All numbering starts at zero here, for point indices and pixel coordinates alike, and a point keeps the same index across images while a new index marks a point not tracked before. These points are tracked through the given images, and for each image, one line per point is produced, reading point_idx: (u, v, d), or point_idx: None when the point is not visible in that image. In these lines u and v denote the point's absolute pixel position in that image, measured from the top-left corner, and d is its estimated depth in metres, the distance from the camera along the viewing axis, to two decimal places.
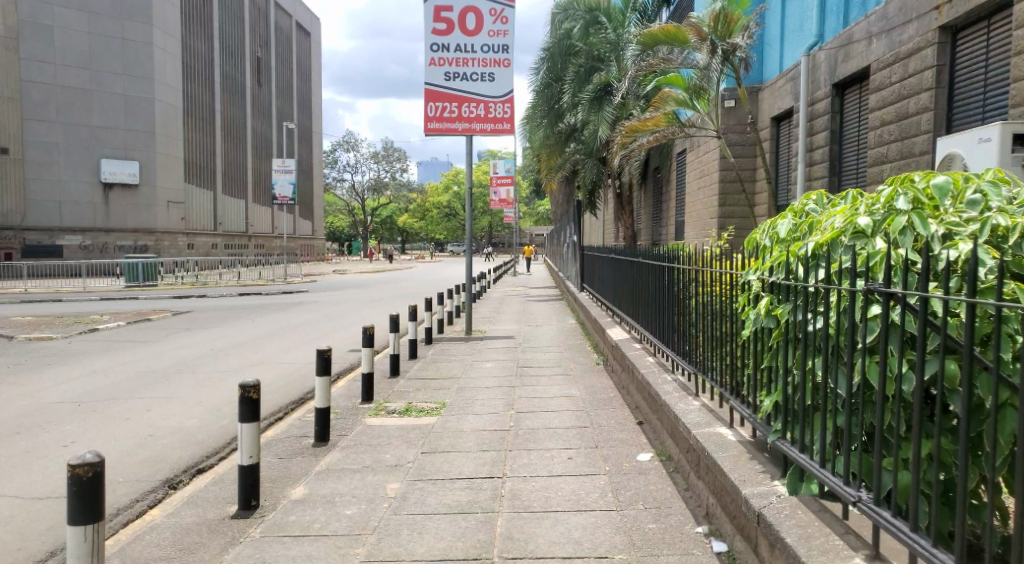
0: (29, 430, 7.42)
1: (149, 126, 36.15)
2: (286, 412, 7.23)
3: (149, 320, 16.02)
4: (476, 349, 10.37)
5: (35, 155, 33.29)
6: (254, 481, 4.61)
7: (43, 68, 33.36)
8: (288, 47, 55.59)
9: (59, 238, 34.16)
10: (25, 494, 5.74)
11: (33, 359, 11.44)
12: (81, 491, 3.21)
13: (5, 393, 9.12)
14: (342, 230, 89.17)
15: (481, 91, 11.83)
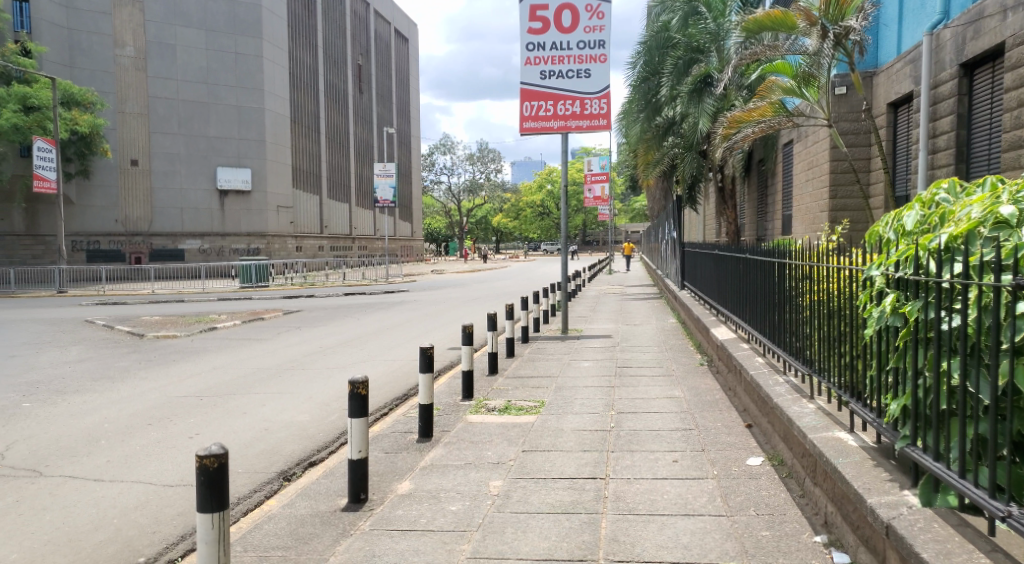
0: (158, 422, 7.94)
1: (260, 135, 37.95)
2: (390, 408, 7.41)
3: (262, 319, 16.83)
4: (574, 348, 10.32)
5: (160, 165, 35.70)
6: (363, 475, 4.74)
7: (167, 84, 35.78)
8: (388, 54, 57.20)
9: (181, 242, 36.33)
10: (159, 481, 6.14)
11: (161, 356, 12.25)
12: (208, 481, 3.38)
13: (138, 387, 9.80)
14: (438, 232, 90.97)
15: (577, 88, 11.76)
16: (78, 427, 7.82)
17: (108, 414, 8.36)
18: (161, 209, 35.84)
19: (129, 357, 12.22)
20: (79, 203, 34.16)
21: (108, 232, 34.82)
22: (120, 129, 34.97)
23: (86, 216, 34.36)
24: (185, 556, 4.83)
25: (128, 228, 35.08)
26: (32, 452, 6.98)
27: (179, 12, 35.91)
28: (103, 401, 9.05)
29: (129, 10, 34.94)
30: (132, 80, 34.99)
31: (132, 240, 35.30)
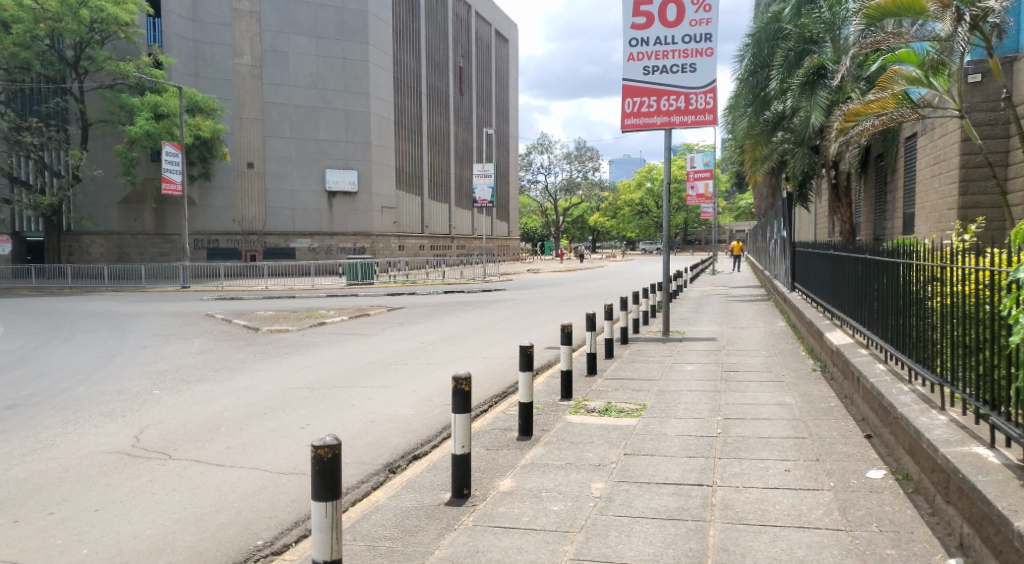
0: (273, 411, 8.33)
1: (366, 138, 39.24)
2: (490, 406, 7.46)
3: (367, 315, 17.36)
4: (676, 350, 10.09)
5: (273, 168, 37.48)
6: (466, 471, 4.78)
7: (281, 90, 37.51)
8: (488, 54, 57.83)
9: (292, 241, 38.02)
10: (274, 468, 6.44)
11: (274, 349, 12.83)
12: (322, 470, 3.49)
13: (254, 378, 10.32)
14: (535, 231, 91.16)
15: (681, 83, 11.49)
16: (202, 414, 8.31)
17: (227, 403, 8.84)
18: (274, 210, 37.62)
19: (245, 350, 12.88)
20: (201, 204, 36.40)
21: (226, 231, 36.82)
22: (238, 133, 36.90)
23: (206, 216, 36.51)
24: (299, 541, 5.03)
25: (244, 228, 36.98)
26: (161, 436, 7.47)
27: (292, 20, 37.62)
28: (223, 390, 9.59)
29: (246, 21, 36.86)
30: (249, 87, 36.88)
31: (247, 240, 37.18)
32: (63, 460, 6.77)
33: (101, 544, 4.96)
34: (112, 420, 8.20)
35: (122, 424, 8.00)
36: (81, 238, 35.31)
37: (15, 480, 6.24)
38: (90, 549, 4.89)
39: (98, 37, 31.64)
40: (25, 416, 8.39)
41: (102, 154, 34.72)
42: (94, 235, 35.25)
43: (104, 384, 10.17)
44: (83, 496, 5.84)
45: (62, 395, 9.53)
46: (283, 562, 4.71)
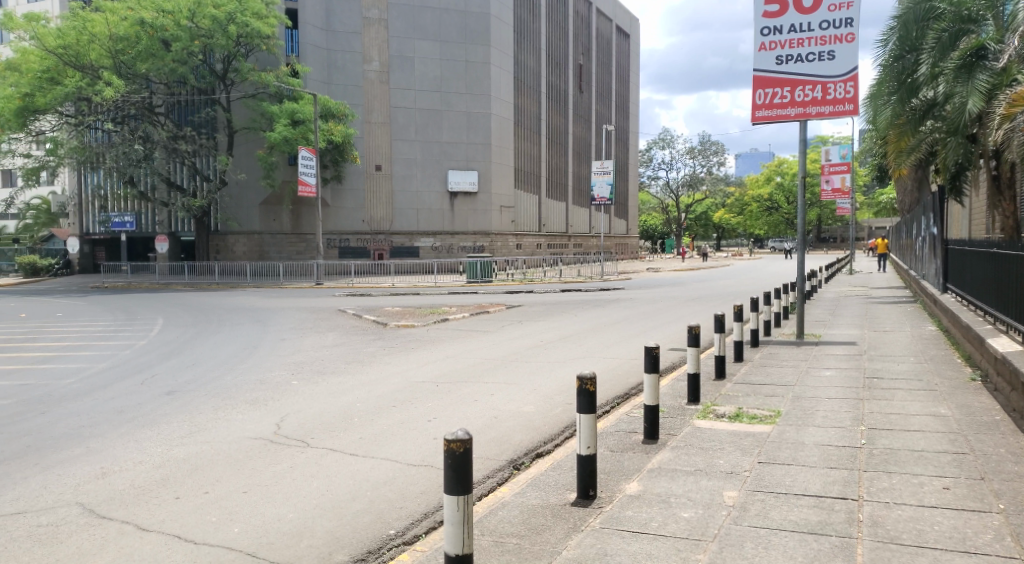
0: (401, 404, 8.58)
1: (487, 138, 40.03)
2: (613, 407, 7.34)
3: (488, 312, 17.61)
4: (812, 355, 9.55)
5: (400, 170, 38.81)
6: (592, 472, 4.71)
7: (407, 94, 38.77)
8: (608, 51, 57.28)
9: (416, 240, 39.24)
10: (404, 459, 6.63)
11: (401, 344, 13.23)
12: (454, 464, 3.56)
13: (382, 371, 10.69)
14: (655, 228, 89.47)
15: (818, 72, 10.89)
16: (336, 405, 8.70)
17: (359, 395, 9.20)
18: (400, 210, 38.96)
19: (374, 344, 13.39)
20: (334, 205, 38.09)
21: (356, 231, 38.37)
22: (367, 138, 38.41)
23: (339, 217, 38.18)
24: (429, 532, 5.15)
25: (372, 227, 38.46)
26: (300, 424, 7.87)
27: (417, 26, 38.84)
28: (355, 382, 10.00)
29: (375, 28, 38.27)
30: (377, 93, 38.32)
31: (375, 239, 38.64)
32: (214, 443, 7.28)
33: (250, 524, 5.28)
34: (255, 408, 8.73)
35: (265, 412, 8.49)
36: (227, 237, 38.02)
37: (174, 461, 6.76)
38: (239, 528, 5.22)
39: (243, 50, 33.90)
40: (181, 402, 9.10)
41: (245, 159, 37.20)
42: (238, 235, 37.84)
43: (249, 373, 10.88)
44: (232, 478, 6.23)
45: (212, 383, 10.27)
46: (414, 552, 4.82)
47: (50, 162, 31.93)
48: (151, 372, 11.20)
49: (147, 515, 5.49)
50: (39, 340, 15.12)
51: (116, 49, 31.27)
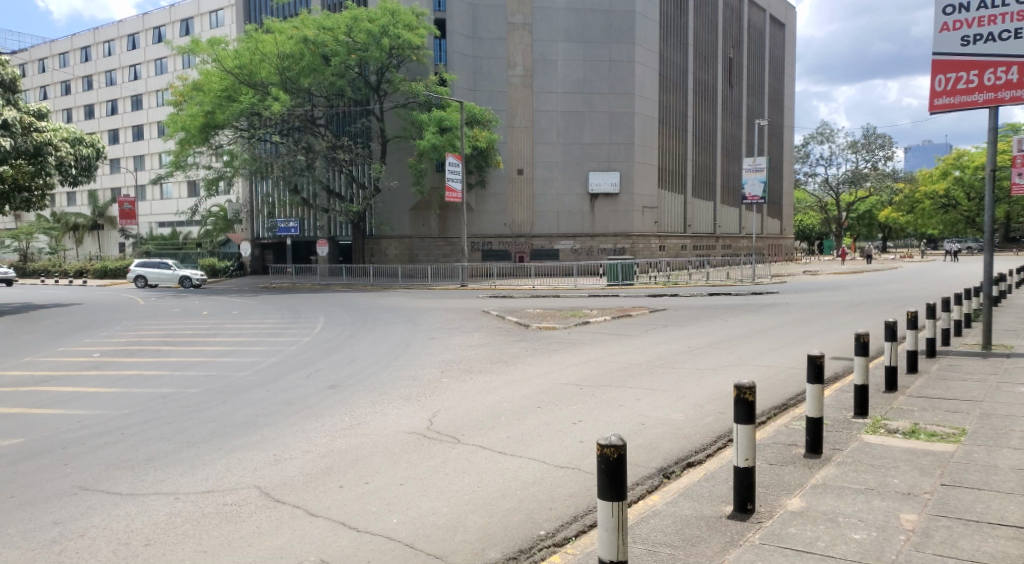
0: (547, 405, 8.64)
1: (629, 138, 39.54)
2: (770, 417, 6.99)
3: (631, 316, 17.34)
4: (1000, 368, 8.62)
5: (541, 173, 39.21)
6: (750, 485, 4.51)
7: (549, 97, 39.11)
8: (761, 42, 54.86)
9: (557, 243, 39.46)
10: (552, 461, 6.65)
11: (544, 345, 13.32)
12: (608, 469, 3.70)
13: (528, 372, 10.82)
14: (812, 228, 84.47)
15: (1012, 51, 9.82)
16: (484, 403, 8.89)
17: (505, 394, 9.37)
18: (541, 213, 39.33)
19: (519, 345, 13.58)
20: (478, 210, 39.03)
21: (499, 234, 39.18)
22: (510, 142, 39.10)
23: (483, 220, 39.10)
24: (579, 536, 5.14)
25: (514, 231, 39.13)
26: (451, 421, 8.11)
27: (561, 28, 39.07)
28: (501, 382, 10.18)
29: (520, 33, 38.87)
30: (520, 97, 38.92)
31: (516, 242, 39.23)
32: (372, 436, 7.65)
33: (407, 516, 5.49)
34: (409, 403, 9.11)
35: (418, 407, 8.84)
36: (380, 241, 40.02)
37: (338, 450, 7.19)
38: (398, 519, 5.45)
39: (395, 62, 35.64)
40: (341, 396, 9.66)
41: (397, 166, 39.08)
42: (390, 238, 39.75)
43: (402, 370, 11.37)
44: (390, 470, 6.53)
45: (369, 378, 10.84)
46: (565, 554, 4.85)
47: (227, 173, 34.90)
48: (314, 366, 11.99)
49: (315, 501, 5.86)
50: (219, 335, 16.63)
51: (283, 66, 33.92)
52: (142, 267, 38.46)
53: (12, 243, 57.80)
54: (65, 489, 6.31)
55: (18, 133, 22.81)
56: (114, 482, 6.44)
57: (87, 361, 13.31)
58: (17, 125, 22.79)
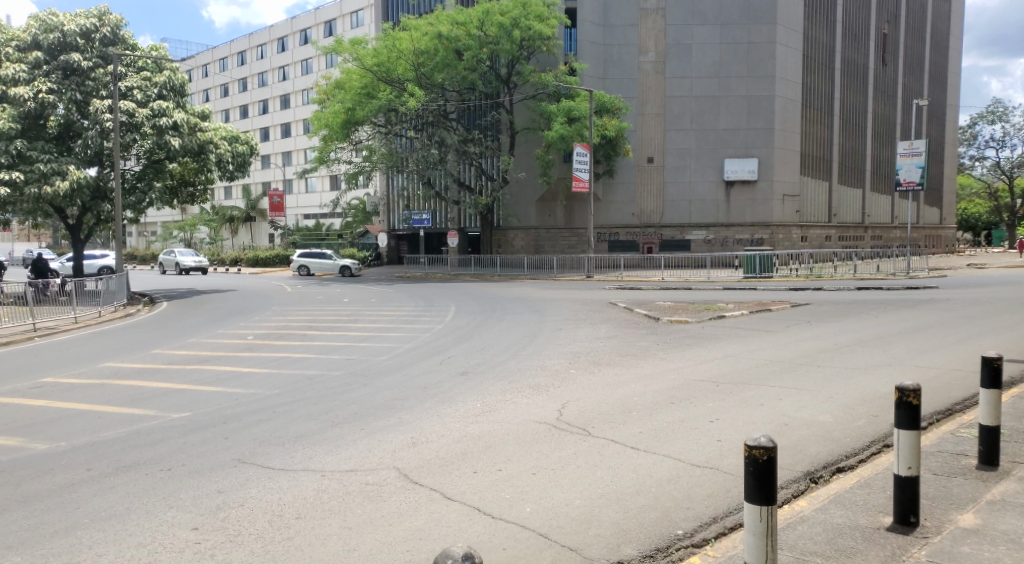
0: (680, 402, 8.38)
1: (769, 123, 37.78)
2: (933, 423, 6.43)
3: (771, 310, 16.54)
4: None
5: (672, 161, 38.20)
6: (913, 495, 4.15)
7: (683, 83, 37.99)
8: (920, 16, 50.73)
9: (688, 233, 38.43)
10: (687, 459, 6.44)
11: (677, 339, 12.97)
12: (757, 471, 3.54)
13: (659, 366, 10.57)
14: (978, 218, 77.12)
15: None
16: (614, 397, 8.77)
17: (636, 388, 9.19)
18: (672, 202, 38.38)
19: (650, 338, 13.31)
20: (605, 200, 38.70)
21: (627, 225, 38.69)
22: (640, 130, 38.37)
23: (610, 210, 38.73)
24: (719, 538, 4.94)
25: (643, 221, 38.47)
26: (581, 412, 8.06)
27: (697, 11, 37.81)
28: (631, 376, 10.00)
29: (653, 19, 38.07)
30: (652, 84, 38.11)
31: (646, 232, 38.56)
32: (504, 423, 7.72)
33: (541, 505, 5.50)
34: (538, 392, 9.14)
35: (547, 397, 8.85)
36: (507, 232, 40.66)
37: (471, 436, 7.31)
38: (531, 509, 5.45)
39: (525, 53, 35.90)
40: (472, 382, 9.84)
41: (525, 158, 39.42)
42: (518, 230, 40.25)
43: (531, 360, 11.44)
44: (522, 458, 6.56)
45: (499, 366, 10.99)
46: (705, 556, 4.68)
47: (365, 168, 36.29)
48: (447, 353, 12.28)
49: (451, 485, 5.97)
50: (357, 321, 17.45)
51: (419, 62, 34.93)
52: (304, 257, 40.61)
53: (178, 234, 63.39)
54: (226, 461, 6.79)
55: (186, 133, 24.86)
56: (268, 457, 6.87)
57: (243, 343, 14.36)
58: (185, 126, 24.85)
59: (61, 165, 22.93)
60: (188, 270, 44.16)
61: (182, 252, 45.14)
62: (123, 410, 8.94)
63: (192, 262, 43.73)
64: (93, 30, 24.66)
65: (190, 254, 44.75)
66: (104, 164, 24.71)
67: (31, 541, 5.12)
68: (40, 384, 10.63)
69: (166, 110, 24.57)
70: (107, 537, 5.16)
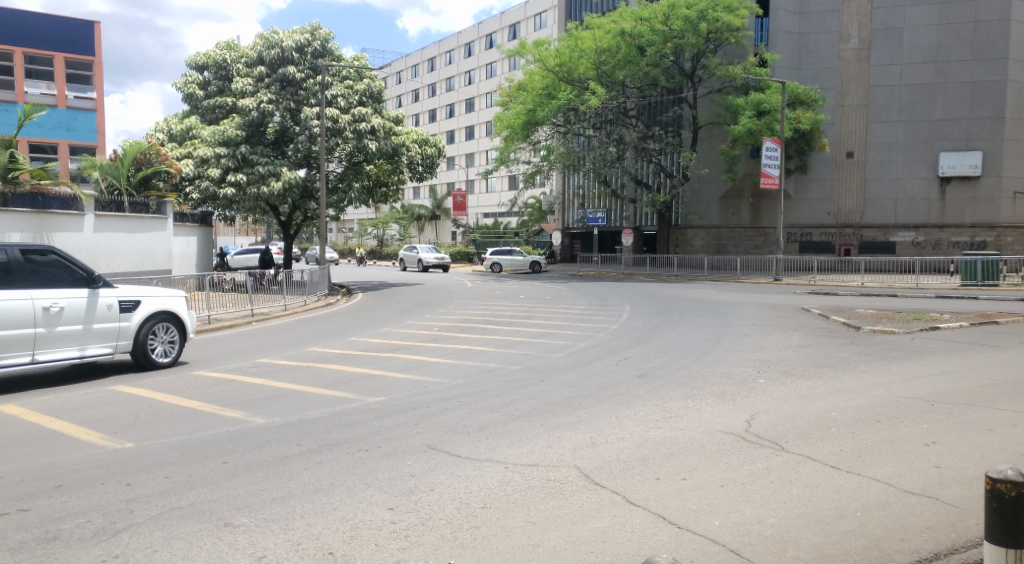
0: (888, 421, 7.64)
1: (997, 111, 33.44)
2: None
3: (996, 323, 14.69)
4: None
5: (876, 156, 35.21)
6: None
7: (891, 70, 34.90)
8: None
9: (894, 235, 35.25)
10: (899, 484, 5.84)
11: (882, 352, 11.88)
12: (1002, 508, 3.15)
13: (861, 380, 9.73)
14: None
15: None
16: (809, 411, 8.17)
17: (834, 402, 8.51)
18: (874, 201, 35.39)
19: (849, 348, 12.30)
20: (797, 197, 36.57)
21: (821, 224, 36.35)
22: (839, 123, 35.77)
23: (802, 209, 36.59)
24: None
25: (839, 220, 35.89)
26: (772, 425, 7.60)
27: None
28: (829, 389, 9.28)
29: (856, 2, 35.38)
30: (854, 73, 35.40)
31: (842, 233, 35.97)
32: (687, 431, 7.45)
33: (730, 519, 5.23)
34: (724, 401, 8.73)
35: (733, 407, 8.42)
36: (686, 231, 39.82)
37: (652, 441, 7.12)
38: (720, 522, 5.20)
39: (712, 46, 34.72)
40: (653, 386, 9.60)
41: (708, 154, 38.17)
42: (698, 228, 39.24)
43: (715, 366, 10.99)
44: (709, 469, 6.27)
45: (680, 371, 10.66)
46: None
47: (544, 167, 36.78)
48: (624, 354, 12.12)
49: (634, 490, 5.85)
50: (535, 318, 17.76)
51: (600, 60, 34.82)
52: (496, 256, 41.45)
53: (371, 231, 67.89)
54: (417, 446, 7.11)
55: (382, 136, 26.73)
56: (455, 445, 7.11)
57: (429, 334, 15.11)
58: (381, 130, 26.71)
59: (276, 167, 25.53)
60: (428, 267, 42.70)
61: (422, 248, 43.82)
62: (326, 392, 9.69)
63: (434, 259, 42.20)
64: (307, 43, 26.97)
65: (431, 249, 43.16)
66: (311, 166, 27.17)
67: (255, 504, 5.66)
68: (258, 364, 11.81)
69: (365, 115, 26.48)
70: (315, 508, 5.58)
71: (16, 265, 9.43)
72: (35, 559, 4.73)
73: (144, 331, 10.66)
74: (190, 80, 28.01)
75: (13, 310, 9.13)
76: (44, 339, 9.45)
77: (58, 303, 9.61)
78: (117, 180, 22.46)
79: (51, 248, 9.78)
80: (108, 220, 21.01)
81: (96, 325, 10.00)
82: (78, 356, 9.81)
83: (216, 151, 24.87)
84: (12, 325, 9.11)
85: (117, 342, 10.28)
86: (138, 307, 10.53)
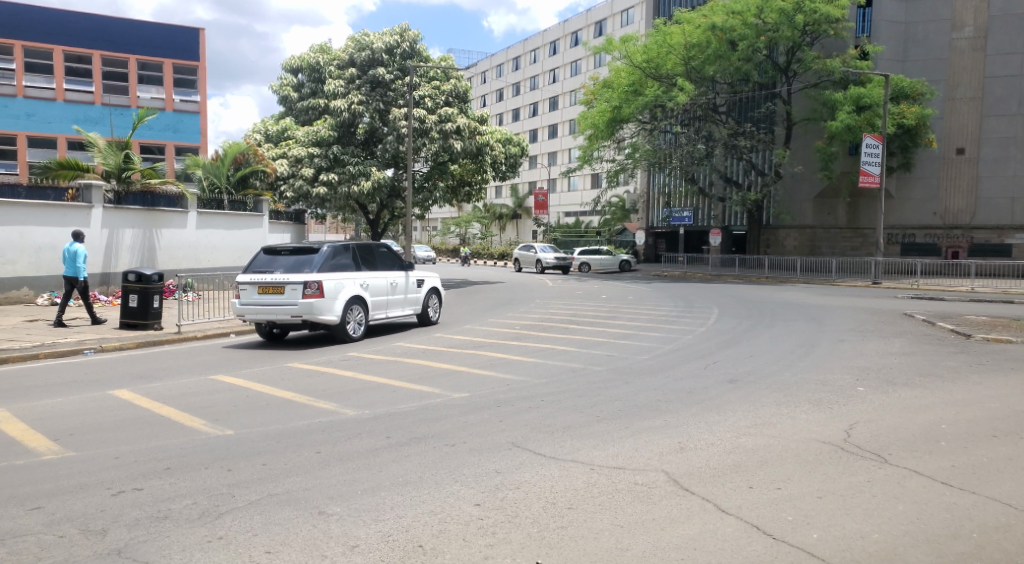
0: (1006, 437, 7.13)
1: None
2: None
3: None
4: None
5: (990, 152, 33.01)
6: None
7: (1010, 60, 32.52)
8: None
9: (1010, 237, 32.83)
10: (1019, 505, 5.44)
11: (997, 362, 11.10)
12: None
13: (973, 392, 9.12)
14: None
15: None
16: (915, 422, 7.72)
17: (943, 414, 8.02)
18: (987, 200, 33.20)
19: (959, 358, 11.56)
20: (899, 197, 35.10)
21: (925, 224, 34.61)
22: (948, 117, 33.76)
23: (905, 209, 35.00)
24: None
25: (947, 221, 34.01)
26: (873, 436, 7.23)
27: None
28: (937, 400, 8.74)
29: None
30: (967, 63, 33.31)
31: (950, 235, 33.98)
32: (781, 439, 7.19)
33: (830, 533, 5.00)
34: (820, 409, 8.37)
35: (831, 415, 8.06)
36: (777, 231, 39.09)
37: (745, 449, 6.89)
38: (818, 535, 4.98)
39: (809, 39, 33.38)
40: (744, 391, 9.29)
41: (802, 152, 36.83)
42: (789, 229, 38.43)
43: (810, 372, 10.53)
44: (805, 479, 6.02)
45: (773, 376, 10.28)
46: None
47: (628, 166, 36.14)
48: (713, 358, 11.81)
49: (725, 497, 5.68)
50: (618, 318, 17.52)
51: (689, 56, 33.94)
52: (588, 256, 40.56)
53: (454, 230, 68.68)
54: (503, 443, 7.13)
55: (467, 136, 26.98)
56: (541, 444, 7.08)
57: (511, 332, 15.16)
58: (466, 130, 26.97)
59: (365, 167, 26.10)
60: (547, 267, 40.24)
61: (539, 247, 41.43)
62: (413, 387, 9.85)
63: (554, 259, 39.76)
64: (396, 45, 27.55)
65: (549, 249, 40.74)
66: (399, 166, 27.72)
67: (347, 494, 5.80)
68: (348, 358, 12.13)
69: (451, 115, 26.80)
70: (405, 500, 5.66)
71: (377, 255, 14.41)
72: (148, 535, 5.00)
73: (426, 298, 15.88)
74: (286, 82, 29.19)
75: (384, 283, 14.09)
76: (391, 303, 14.42)
77: (396, 280, 14.62)
78: (217, 179, 23.57)
79: (389, 245, 14.64)
80: (210, 217, 22.11)
81: (409, 294, 15.07)
82: (403, 314, 14.85)
83: (309, 152, 25.97)
84: (380, 294, 13.97)
85: (416, 307, 15.35)
86: (425, 283, 15.66)
